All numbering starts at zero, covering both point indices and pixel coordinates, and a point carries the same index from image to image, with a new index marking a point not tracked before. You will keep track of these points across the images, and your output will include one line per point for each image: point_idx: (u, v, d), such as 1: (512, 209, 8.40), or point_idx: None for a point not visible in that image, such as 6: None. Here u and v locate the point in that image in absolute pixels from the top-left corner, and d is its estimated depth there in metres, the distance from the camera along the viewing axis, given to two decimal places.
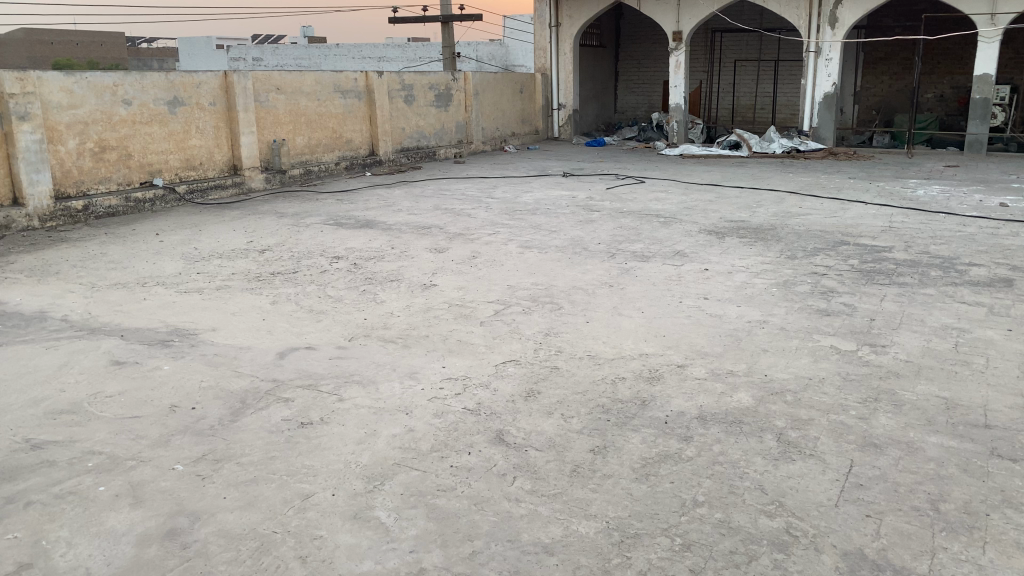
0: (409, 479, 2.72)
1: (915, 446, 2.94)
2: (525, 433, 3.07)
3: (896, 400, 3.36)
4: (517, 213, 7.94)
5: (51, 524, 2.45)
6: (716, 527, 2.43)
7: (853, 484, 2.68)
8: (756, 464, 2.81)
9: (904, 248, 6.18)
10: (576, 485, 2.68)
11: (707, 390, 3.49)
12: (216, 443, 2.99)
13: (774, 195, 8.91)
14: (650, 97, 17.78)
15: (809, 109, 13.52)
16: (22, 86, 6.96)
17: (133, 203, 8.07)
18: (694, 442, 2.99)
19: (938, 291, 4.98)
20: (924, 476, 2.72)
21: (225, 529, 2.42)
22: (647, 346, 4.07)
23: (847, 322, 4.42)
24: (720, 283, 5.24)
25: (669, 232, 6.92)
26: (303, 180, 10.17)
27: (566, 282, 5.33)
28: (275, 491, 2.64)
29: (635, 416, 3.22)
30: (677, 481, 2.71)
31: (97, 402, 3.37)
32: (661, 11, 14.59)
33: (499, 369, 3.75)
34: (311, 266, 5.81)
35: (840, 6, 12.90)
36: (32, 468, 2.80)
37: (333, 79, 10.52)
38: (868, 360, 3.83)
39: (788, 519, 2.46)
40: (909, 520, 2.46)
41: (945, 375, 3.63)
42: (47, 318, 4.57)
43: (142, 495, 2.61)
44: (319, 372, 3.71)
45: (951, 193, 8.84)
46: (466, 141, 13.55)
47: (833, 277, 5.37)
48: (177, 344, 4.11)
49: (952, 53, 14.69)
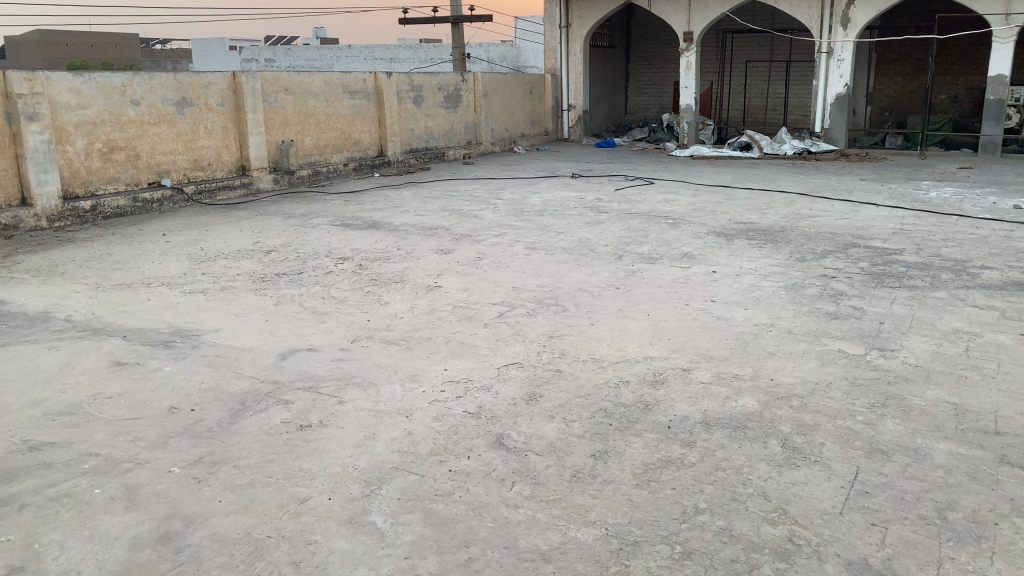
0: (407, 483, 2.69)
1: (923, 453, 2.88)
2: (526, 437, 3.04)
3: (904, 405, 3.30)
4: (525, 214, 7.92)
5: (44, 527, 2.43)
6: (717, 535, 2.38)
7: (859, 491, 2.62)
8: (760, 471, 2.76)
9: (915, 251, 6.09)
10: (576, 491, 2.64)
11: (711, 394, 3.44)
12: (214, 445, 2.97)
13: (784, 196, 8.86)
14: (661, 98, 17.72)
15: (821, 109, 13.41)
16: (31, 87, 7.00)
17: (140, 203, 8.09)
18: (697, 447, 2.94)
19: (950, 295, 4.91)
20: (932, 484, 2.66)
21: (219, 533, 2.39)
22: (652, 349, 4.02)
23: (856, 326, 4.34)
24: (727, 286, 5.19)
25: (678, 234, 6.88)
26: (311, 180, 10.17)
27: (571, 283, 5.29)
28: (271, 495, 2.61)
29: (637, 421, 3.17)
30: (679, 487, 2.66)
31: (96, 403, 3.36)
32: (672, 11, 14.51)
33: (501, 372, 3.72)
34: (317, 267, 5.80)
35: (853, 6, 12.79)
36: (29, 470, 2.79)
37: (342, 80, 10.52)
38: (875, 365, 3.77)
39: (791, 527, 2.42)
40: (916, 529, 2.40)
41: (955, 381, 3.56)
42: (50, 318, 4.58)
43: (137, 498, 2.59)
44: (321, 374, 3.69)
45: (964, 194, 8.76)
46: (475, 141, 13.54)
47: (843, 279, 5.31)
48: (179, 345, 4.10)
49: (967, 54, 14.52)
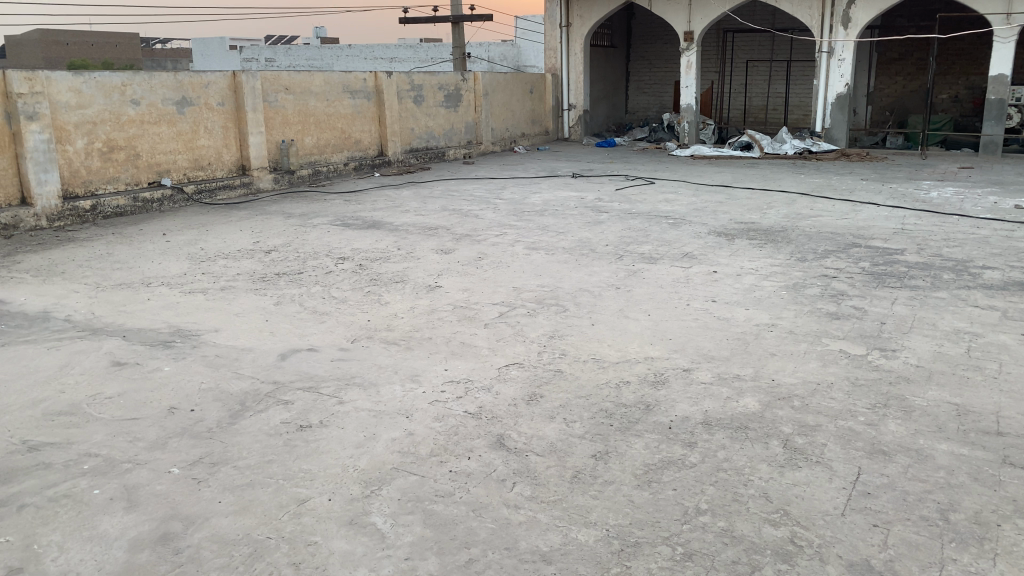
0: (407, 484, 2.68)
1: (925, 454, 2.87)
2: (527, 437, 3.03)
3: (906, 406, 3.29)
4: (526, 214, 7.91)
5: (43, 528, 2.42)
6: (718, 536, 2.38)
7: (861, 492, 2.61)
8: (762, 472, 2.75)
9: (916, 250, 6.08)
10: (577, 492, 2.63)
11: (712, 395, 3.43)
12: (214, 446, 2.96)
13: (785, 196, 8.85)
14: (661, 97, 17.71)
15: (821, 109, 13.40)
16: (31, 86, 6.99)
17: (140, 203, 8.08)
18: (698, 448, 2.93)
19: (951, 295, 4.89)
20: (934, 486, 2.65)
21: (219, 534, 2.38)
22: (653, 349, 4.01)
23: (857, 326, 4.33)
24: (728, 286, 5.18)
25: (679, 234, 6.87)
26: (312, 180, 10.16)
27: (572, 283, 5.28)
28: (271, 496, 2.60)
29: (638, 421, 3.16)
30: (680, 488, 2.65)
31: (95, 404, 3.35)
32: (672, 11, 14.50)
33: (501, 372, 3.71)
34: (317, 267, 5.80)
35: (853, 6, 12.78)
36: (29, 470, 2.78)
37: (342, 79, 10.51)
38: (877, 365, 3.76)
39: (793, 528, 2.41)
40: (918, 530, 2.39)
41: (957, 381, 3.55)
42: (50, 318, 4.57)
43: (136, 499, 2.58)
44: (321, 374, 3.68)
45: (965, 194, 8.75)
46: (476, 141, 13.52)
47: (844, 280, 5.29)
48: (179, 345, 4.09)
49: (967, 53, 14.51)
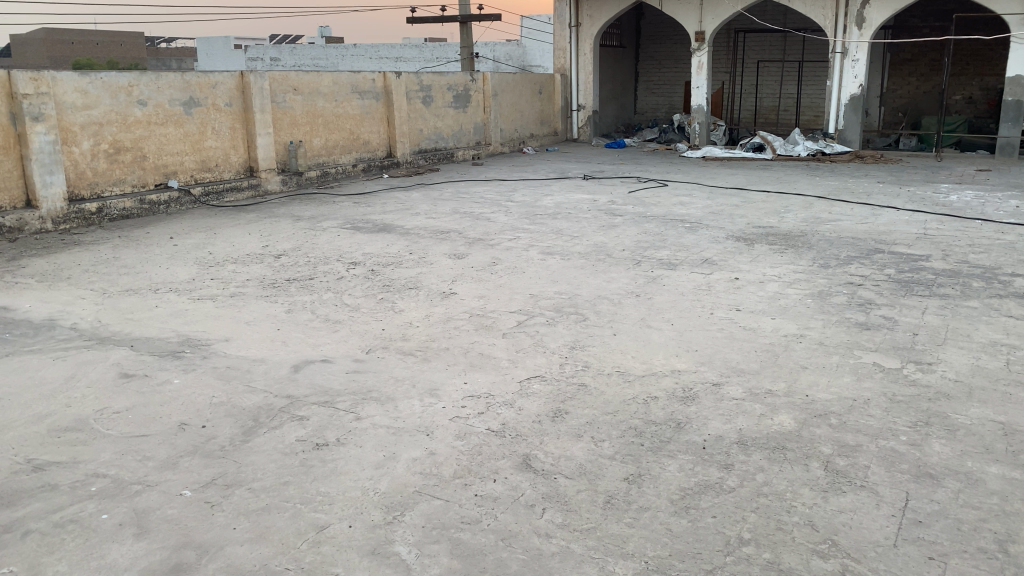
0: (430, 509, 2.54)
1: (975, 478, 2.72)
2: (555, 458, 2.89)
3: (949, 425, 3.14)
4: (538, 218, 7.75)
5: (49, 557, 2.29)
6: (764, 569, 2.23)
7: (912, 521, 2.46)
8: (804, 497, 2.60)
9: (942, 256, 5.93)
10: (610, 519, 2.49)
11: (745, 411, 3.28)
12: (228, 466, 2.83)
13: (802, 199, 8.66)
14: (671, 98, 17.60)
15: (834, 110, 13.21)
16: (36, 86, 6.86)
17: (147, 205, 7.98)
18: (736, 470, 2.79)
19: (982, 304, 4.74)
20: (989, 513, 2.50)
21: (234, 565, 2.25)
22: (679, 362, 3.86)
23: (889, 337, 4.19)
24: (751, 294, 5.02)
25: (696, 239, 6.70)
26: (320, 181, 10.05)
27: (590, 291, 5.12)
28: (288, 522, 2.47)
29: (669, 441, 3.02)
30: (719, 515, 2.51)
31: (103, 419, 3.22)
32: (684, 10, 14.31)
33: (523, 387, 3.56)
34: (327, 273, 5.64)
35: (867, 6, 12.59)
36: (33, 493, 2.65)
37: (351, 79, 10.38)
38: (914, 380, 3.60)
39: (843, 561, 2.27)
40: (977, 564, 2.25)
41: (1000, 398, 3.39)
42: (55, 326, 4.44)
43: (147, 525, 2.45)
44: (337, 388, 3.54)
45: (987, 198, 8.55)
46: (484, 142, 13.39)
47: (871, 287, 5.14)
48: (188, 355, 3.96)
49: (982, 54, 14.34)
